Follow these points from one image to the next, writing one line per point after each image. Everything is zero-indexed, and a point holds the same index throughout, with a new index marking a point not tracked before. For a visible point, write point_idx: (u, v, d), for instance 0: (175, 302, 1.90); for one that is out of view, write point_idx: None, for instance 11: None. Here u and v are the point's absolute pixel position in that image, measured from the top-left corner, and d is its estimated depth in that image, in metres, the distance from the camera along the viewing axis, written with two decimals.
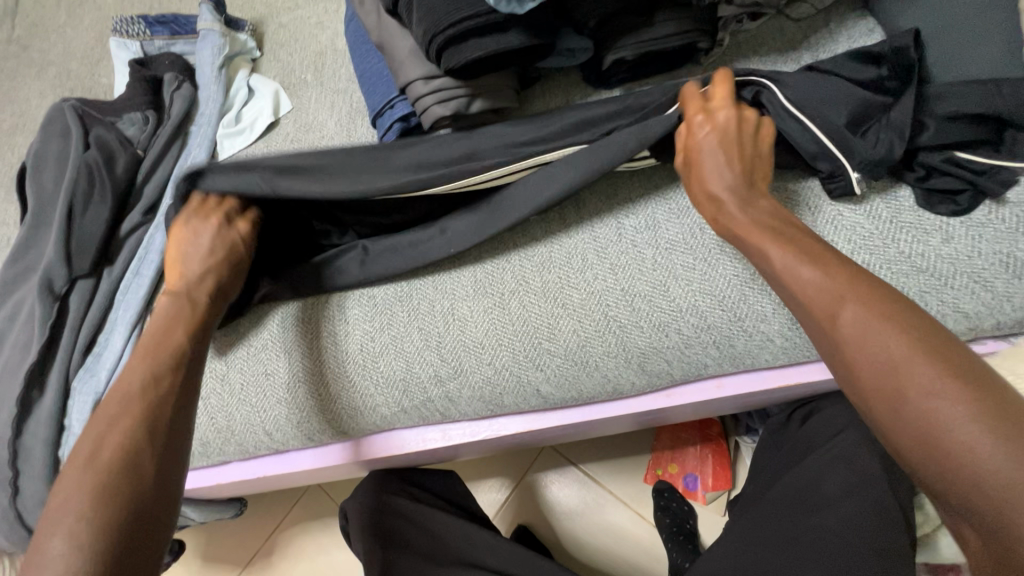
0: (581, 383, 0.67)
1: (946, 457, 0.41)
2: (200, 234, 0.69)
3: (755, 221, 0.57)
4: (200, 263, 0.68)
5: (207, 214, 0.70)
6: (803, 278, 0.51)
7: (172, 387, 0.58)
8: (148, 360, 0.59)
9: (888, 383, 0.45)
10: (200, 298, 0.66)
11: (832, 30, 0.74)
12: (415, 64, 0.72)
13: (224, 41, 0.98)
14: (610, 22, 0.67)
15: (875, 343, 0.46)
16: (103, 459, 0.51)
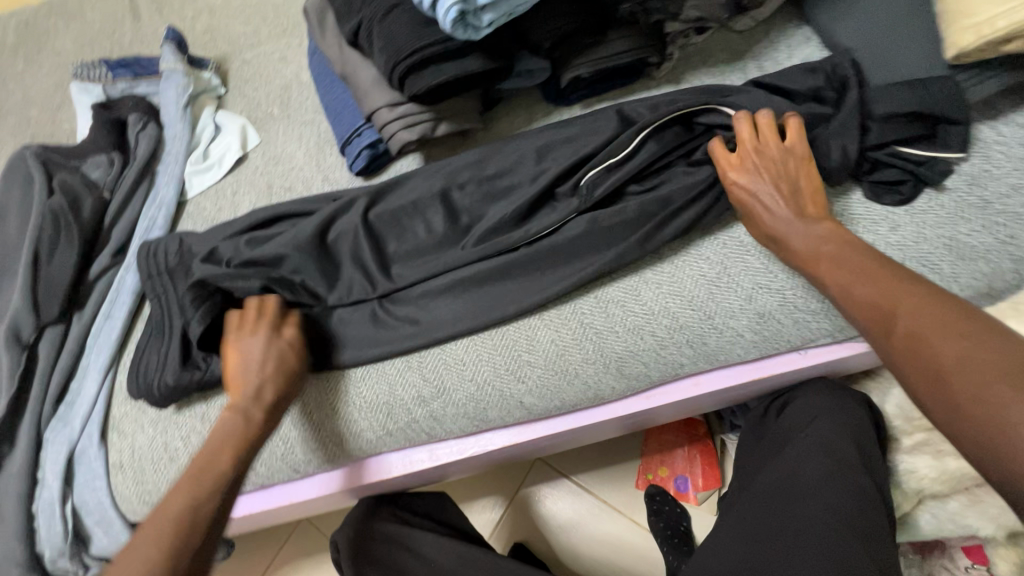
0: (563, 391, 0.68)
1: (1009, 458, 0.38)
2: (256, 346, 0.66)
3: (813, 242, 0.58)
4: (254, 393, 0.64)
5: (265, 329, 0.68)
6: (859, 295, 0.53)
7: (218, 503, 0.58)
8: (198, 486, 0.58)
9: (939, 382, 0.43)
10: (254, 418, 0.63)
11: (773, 40, 0.78)
12: (379, 93, 0.74)
13: (187, 80, 0.98)
14: (564, 43, 0.70)
15: (933, 346, 0.45)
16: None
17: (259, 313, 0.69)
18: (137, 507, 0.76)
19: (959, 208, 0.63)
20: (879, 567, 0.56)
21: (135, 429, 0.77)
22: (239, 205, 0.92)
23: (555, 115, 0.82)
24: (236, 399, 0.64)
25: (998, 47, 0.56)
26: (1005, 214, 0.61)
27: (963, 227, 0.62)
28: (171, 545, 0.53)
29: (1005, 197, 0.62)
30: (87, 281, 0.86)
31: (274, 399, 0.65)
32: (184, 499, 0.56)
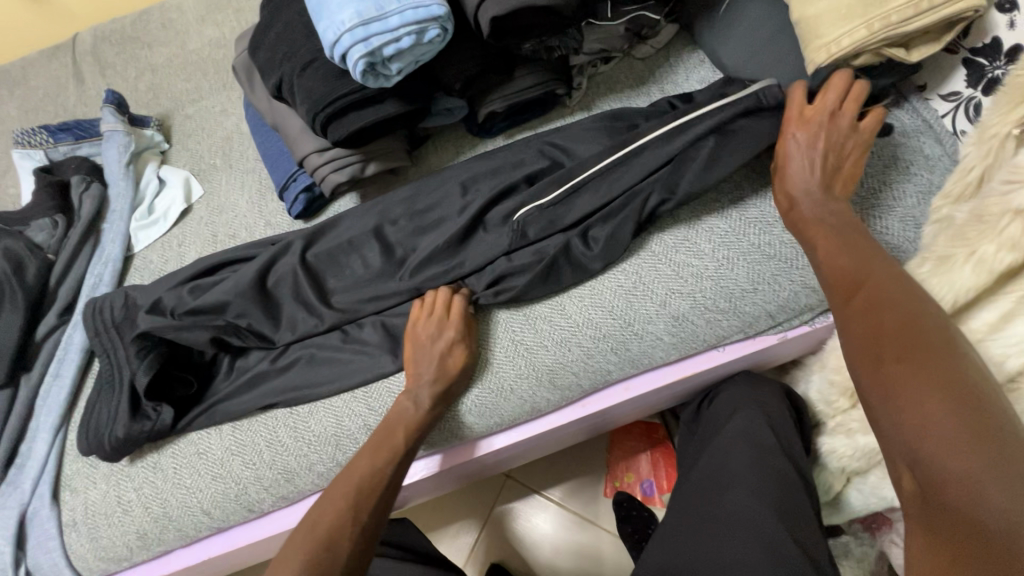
0: (501, 407, 0.72)
1: (900, 414, 0.42)
2: (430, 343, 0.69)
3: (820, 218, 0.60)
4: (430, 380, 0.68)
5: (446, 325, 0.69)
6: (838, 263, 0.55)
7: (397, 466, 0.65)
8: (376, 458, 0.65)
9: (873, 365, 0.46)
10: (424, 404, 0.68)
11: (672, 64, 0.85)
12: (308, 140, 0.79)
13: (129, 138, 1.01)
14: (475, 82, 0.76)
15: (886, 316, 0.47)
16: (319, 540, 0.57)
17: (444, 307, 0.71)
18: (93, 563, 0.77)
19: (840, 204, 0.68)
20: (798, 543, 0.60)
21: (88, 485, 0.78)
22: (185, 255, 0.95)
23: (480, 147, 0.87)
24: (410, 382, 0.69)
25: (849, 62, 0.62)
26: (877, 209, 0.67)
27: None
28: (317, 505, 0.62)
29: (876, 195, 0.67)
30: (34, 342, 0.87)
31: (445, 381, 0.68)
32: (362, 469, 0.64)
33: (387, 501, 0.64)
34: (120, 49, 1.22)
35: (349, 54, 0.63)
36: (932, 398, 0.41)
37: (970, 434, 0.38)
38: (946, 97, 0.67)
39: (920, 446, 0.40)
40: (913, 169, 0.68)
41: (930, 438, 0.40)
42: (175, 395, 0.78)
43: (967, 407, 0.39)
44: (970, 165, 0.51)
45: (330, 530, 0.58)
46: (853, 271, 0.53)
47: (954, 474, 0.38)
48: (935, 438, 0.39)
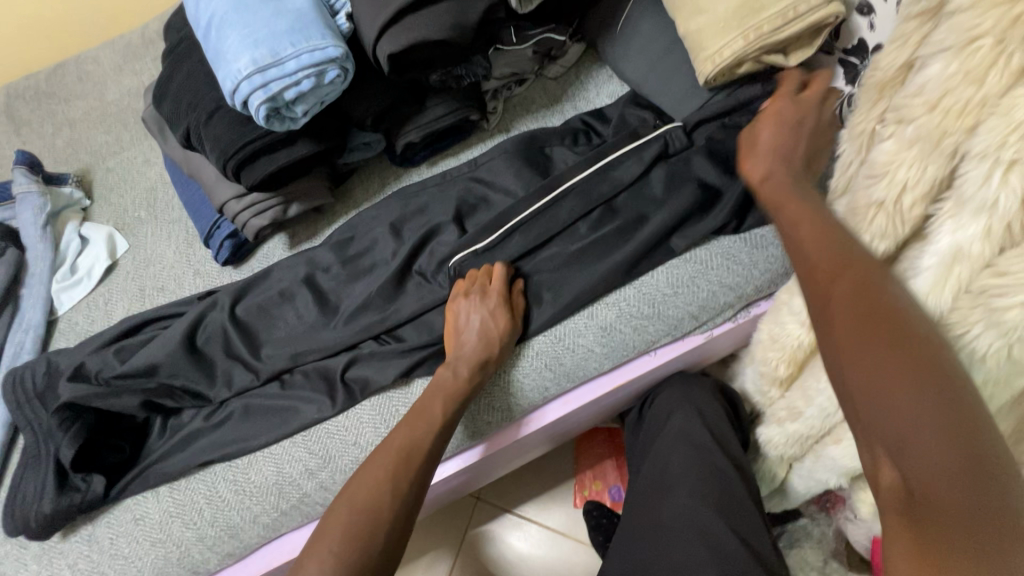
0: (442, 435, 0.71)
1: (863, 408, 0.38)
2: (474, 312, 0.68)
3: (790, 190, 0.50)
4: (466, 353, 0.67)
5: (486, 295, 0.69)
6: (788, 235, 0.47)
7: (437, 435, 0.64)
8: (420, 427, 0.64)
9: (842, 329, 0.40)
10: (464, 374, 0.67)
11: (582, 80, 0.88)
12: (225, 187, 0.78)
13: (45, 199, 0.98)
14: (388, 115, 0.77)
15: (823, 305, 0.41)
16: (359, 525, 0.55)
17: (491, 277, 0.71)
18: None
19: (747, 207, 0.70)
20: (739, 537, 0.62)
21: (19, 567, 0.74)
22: (113, 313, 0.92)
23: (404, 177, 0.87)
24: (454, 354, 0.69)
25: (735, 70, 0.66)
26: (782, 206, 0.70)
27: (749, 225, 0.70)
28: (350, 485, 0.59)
29: None
30: None
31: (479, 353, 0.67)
32: (404, 437, 0.63)
33: (431, 468, 0.62)
34: (34, 107, 1.19)
35: (250, 101, 0.63)
36: (918, 392, 0.35)
37: (956, 440, 0.33)
38: (831, 94, 0.72)
39: (894, 440, 0.36)
40: (809, 165, 0.72)
41: (914, 435, 0.35)
42: (106, 462, 0.75)
43: (950, 408, 0.34)
44: (847, 160, 0.53)
45: (370, 503, 0.57)
46: (837, 249, 0.42)
47: (932, 492, 0.34)
48: (920, 438, 0.34)
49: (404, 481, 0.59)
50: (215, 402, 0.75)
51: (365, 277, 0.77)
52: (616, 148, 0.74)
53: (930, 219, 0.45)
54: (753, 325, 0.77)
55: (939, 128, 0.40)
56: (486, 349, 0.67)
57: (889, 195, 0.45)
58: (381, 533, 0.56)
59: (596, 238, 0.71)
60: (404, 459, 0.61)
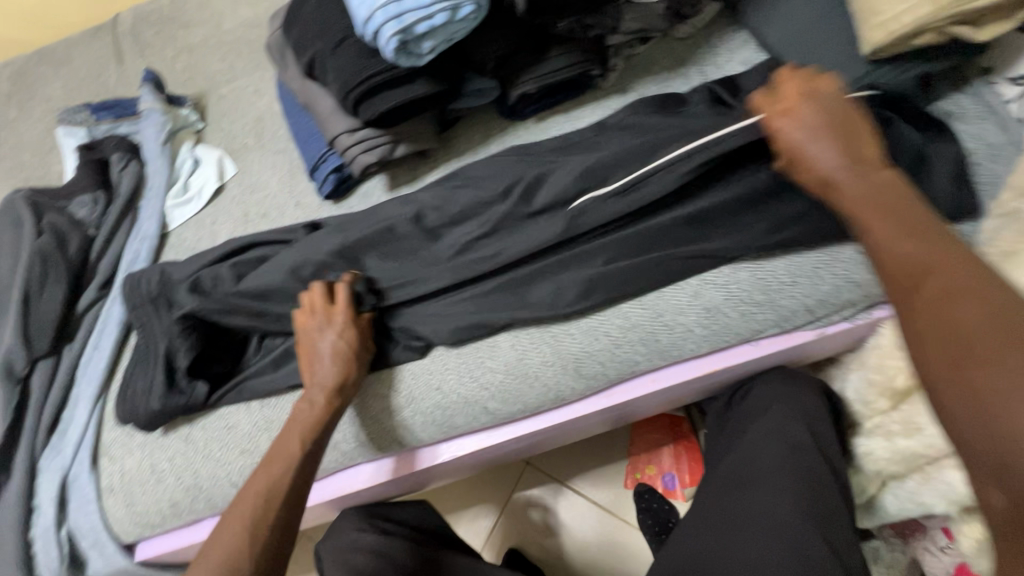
0: (525, 394, 0.70)
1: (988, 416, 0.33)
2: (325, 338, 0.68)
3: (868, 191, 0.47)
4: (322, 379, 0.68)
5: (331, 321, 0.69)
6: (902, 253, 0.42)
7: (294, 477, 0.63)
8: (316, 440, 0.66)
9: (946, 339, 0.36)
10: (319, 404, 0.67)
11: (713, 44, 0.81)
12: (338, 119, 0.79)
13: (166, 118, 1.03)
14: (508, 62, 0.75)
15: (944, 310, 0.37)
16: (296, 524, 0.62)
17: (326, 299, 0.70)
18: (128, 528, 0.80)
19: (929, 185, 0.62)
20: (831, 548, 0.59)
21: (126, 453, 0.81)
22: (217, 233, 0.96)
23: (511, 130, 0.85)
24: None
25: (908, 42, 0.59)
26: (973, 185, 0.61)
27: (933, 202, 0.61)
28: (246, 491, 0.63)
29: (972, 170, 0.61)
30: (76, 315, 0.90)
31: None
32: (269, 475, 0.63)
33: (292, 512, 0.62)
34: (159, 29, 1.24)
35: (382, 31, 0.62)
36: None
37: None
38: (1015, 81, 0.63)
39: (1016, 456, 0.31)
40: (973, 161, 0.64)
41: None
42: (211, 371, 0.80)
43: None
44: None
45: (263, 557, 0.58)
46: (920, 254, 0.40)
47: None
48: None
49: (262, 538, 0.58)
50: None
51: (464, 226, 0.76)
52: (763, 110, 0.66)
53: None
54: (870, 330, 0.70)
55: None
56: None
57: None
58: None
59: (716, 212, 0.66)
60: (264, 506, 0.61)
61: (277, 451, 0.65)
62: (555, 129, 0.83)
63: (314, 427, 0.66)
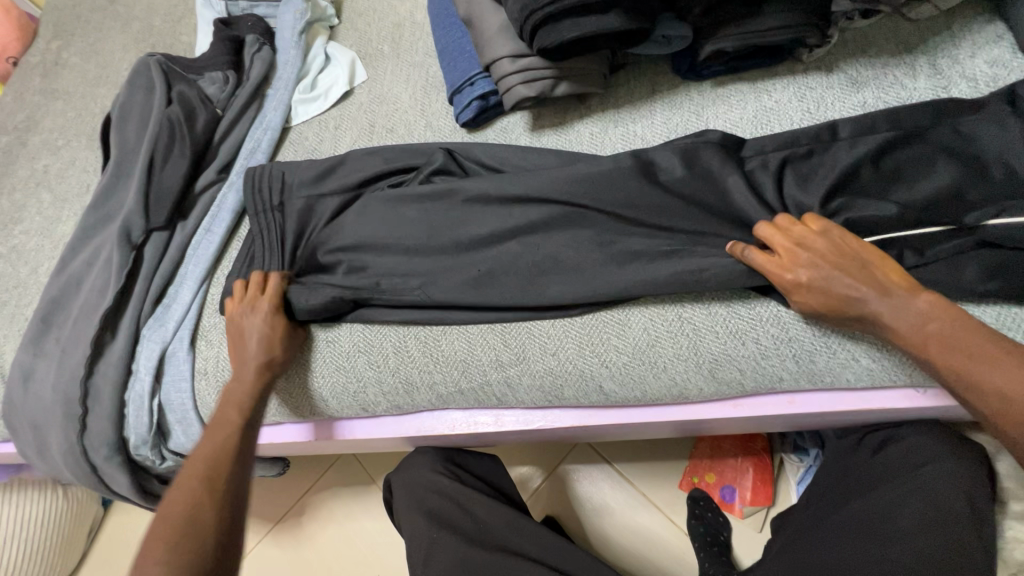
0: (647, 383, 0.65)
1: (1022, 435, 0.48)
2: (251, 327, 0.70)
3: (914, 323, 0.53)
4: (257, 355, 0.69)
5: (256, 305, 0.71)
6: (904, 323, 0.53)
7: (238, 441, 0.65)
8: (211, 434, 0.66)
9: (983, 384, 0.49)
10: (250, 377, 0.69)
11: (954, 34, 0.68)
12: (504, 40, 0.71)
13: (306, 6, 0.98)
14: (715, 10, 0.65)
15: (970, 361, 0.50)
16: (171, 514, 0.58)
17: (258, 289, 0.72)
18: (216, 413, 0.81)
19: None
20: None
21: (223, 342, 0.81)
22: (339, 139, 0.92)
23: (683, 92, 0.76)
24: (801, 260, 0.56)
25: None
26: None
27: None
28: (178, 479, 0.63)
29: None
30: (192, 194, 0.89)
31: (836, 259, 0.55)
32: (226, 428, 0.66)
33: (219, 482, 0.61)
34: None
35: None
36: None
37: None
38: None
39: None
40: None
41: None
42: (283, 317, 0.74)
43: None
44: None
45: (184, 512, 0.58)
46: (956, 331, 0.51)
47: None
48: None
49: (217, 490, 0.60)
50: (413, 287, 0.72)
51: None
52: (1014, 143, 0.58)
53: None
54: None
55: None
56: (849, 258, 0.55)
57: None
58: (200, 546, 0.56)
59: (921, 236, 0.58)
60: (214, 466, 0.62)
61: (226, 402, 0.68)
62: (736, 98, 0.73)
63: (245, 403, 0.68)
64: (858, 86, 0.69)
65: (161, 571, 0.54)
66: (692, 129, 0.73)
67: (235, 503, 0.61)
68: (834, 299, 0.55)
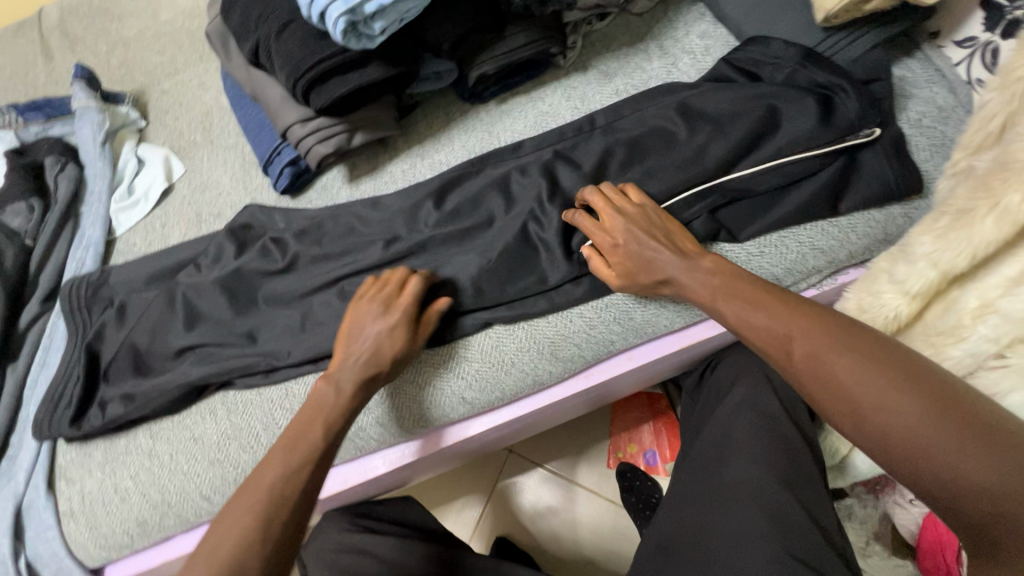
0: (502, 382, 0.69)
1: (917, 458, 0.43)
2: (370, 324, 0.64)
3: (706, 286, 0.59)
4: (358, 364, 0.63)
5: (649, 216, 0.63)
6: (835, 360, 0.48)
7: (314, 467, 0.57)
8: (286, 453, 0.57)
9: (843, 392, 0.47)
10: (347, 391, 0.62)
11: (672, 19, 0.81)
12: (289, 109, 0.75)
13: (103, 116, 0.96)
14: (464, 42, 0.72)
15: (870, 392, 0.46)
16: (223, 555, 0.50)
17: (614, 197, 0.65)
18: (94, 552, 0.75)
19: (879, 152, 0.64)
20: (802, 506, 0.62)
21: (83, 475, 0.76)
22: (168, 236, 0.91)
23: (472, 114, 0.83)
24: (337, 368, 0.63)
25: (859, 8, 0.61)
26: (908, 142, 0.66)
27: (877, 170, 0.64)
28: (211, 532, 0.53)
29: (912, 134, 0.66)
30: (17, 332, 0.85)
31: (369, 371, 0.63)
32: (273, 474, 0.55)
33: (314, 493, 0.56)
34: (90, 21, 1.13)
35: (329, 13, 0.59)
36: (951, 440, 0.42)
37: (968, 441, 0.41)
38: (961, 43, 0.65)
39: (948, 486, 0.41)
40: (928, 121, 0.66)
41: (949, 451, 0.42)
42: (132, 420, 0.76)
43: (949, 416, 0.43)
44: (992, 111, 0.50)
45: (236, 552, 0.50)
46: (844, 379, 0.47)
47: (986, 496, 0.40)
48: (959, 457, 0.41)
49: (276, 516, 0.53)
50: (271, 362, 0.73)
51: (430, 215, 0.74)
52: (719, 97, 0.69)
53: None
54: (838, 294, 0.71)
55: None
56: (370, 370, 0.63)
57: None
58: None
59: (680, 201, 0.66)
60: (275, 500, 0.53)
61: (268, 455, 0.57)
62: (517, 110, 0.81)
63: (328, 420, 0.60)
64: (609, 77, 0.79)
65: None
66: (488, 145, 0.81)
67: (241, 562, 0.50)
68: (647, 273, 0.62)
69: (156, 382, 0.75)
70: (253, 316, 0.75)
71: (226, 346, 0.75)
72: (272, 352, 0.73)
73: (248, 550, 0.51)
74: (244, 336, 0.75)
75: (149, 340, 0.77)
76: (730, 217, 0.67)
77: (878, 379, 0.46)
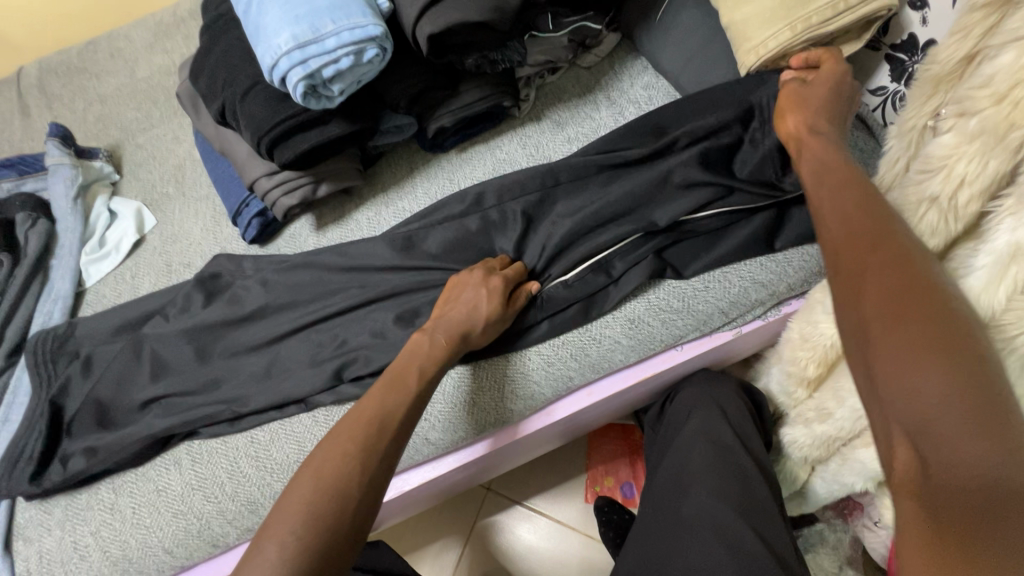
0: (464, 421, 0.71)
1: (910, 406, 0.36)
2: (469, 287, 0.67)
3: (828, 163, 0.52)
4: (449, 323, 0.65)
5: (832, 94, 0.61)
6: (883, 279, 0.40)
7: (409, 410, 0.60)
8: (386, 394, 0.60)
9: (883, 309, 0.39)
10: (436, 347, 0.64)
11: (617, 72, 0.87)
12: (256, 164, 0.79)
13: (75, 171, 0.98)
14: (422, 98, 0.76)
15: (902, 335, 0.37)
16: (329, 476, 0.52)
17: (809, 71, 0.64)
18: None
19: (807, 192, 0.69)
20: (755, 532, 0.63)
21: (42, 533, 0.74)
22: (138, 287, 0.92)
23: (434, 163, 0.87)
24: (433, 323, 0.66)
25: (777, 64, 0.67)
26: None
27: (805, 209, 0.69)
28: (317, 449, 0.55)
29: None
30: None
31: (459, 329, 0.65)
32: (374, 411, 0.58)
33: (402, 441, 0.59)
34: (68, 80, 1.17)
35: (288, 77, 0.63)
36: (947, 397, 0.34)
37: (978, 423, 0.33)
38: (874, 91, 0.72)
39: (927, 441, 0.35)
40: (850, 162, 0.72)
41: (934, 409, 0.35)
42: (93, 475, 0.75)
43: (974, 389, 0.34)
44: (893, 157, 0.54)
45: (342, 472, 0.53)
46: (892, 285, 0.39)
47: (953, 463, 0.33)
48: (948, 418, 0.34)
49: (369, 454, 0.55)
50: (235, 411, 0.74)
51: (393, 260, 0.77)
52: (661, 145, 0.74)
53: (985, 217, 0.46)
54: (783, 324, 0.75)
55: (1006, 121, 0.41)
56: (457, 330, 0.65)
57: (945, 191, 0.45)
58: (340, 521, 0.51)
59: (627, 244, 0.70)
60: (371, 436, 0.56)
61: (369, 396, 0.60)
62: (476, 158, 0.86)
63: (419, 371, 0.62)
64: (562, 126, 0.85)
65: (296, 539, 0.48)
66: (448, 192, 0.85)
67: (338, 487, 0.52)
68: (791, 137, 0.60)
69: (119, 434, 0.75)
70: (218, 364, 0.77)
71: (191, 396, 0.76)
72: (237, 399, 0.74)
73: (349, 480, 0.52)
74: (209, 385, 0.76)
75: (113, 393, 0.78)
76: (675, 255, 0.71)
77: (917, 320, 0.37)
